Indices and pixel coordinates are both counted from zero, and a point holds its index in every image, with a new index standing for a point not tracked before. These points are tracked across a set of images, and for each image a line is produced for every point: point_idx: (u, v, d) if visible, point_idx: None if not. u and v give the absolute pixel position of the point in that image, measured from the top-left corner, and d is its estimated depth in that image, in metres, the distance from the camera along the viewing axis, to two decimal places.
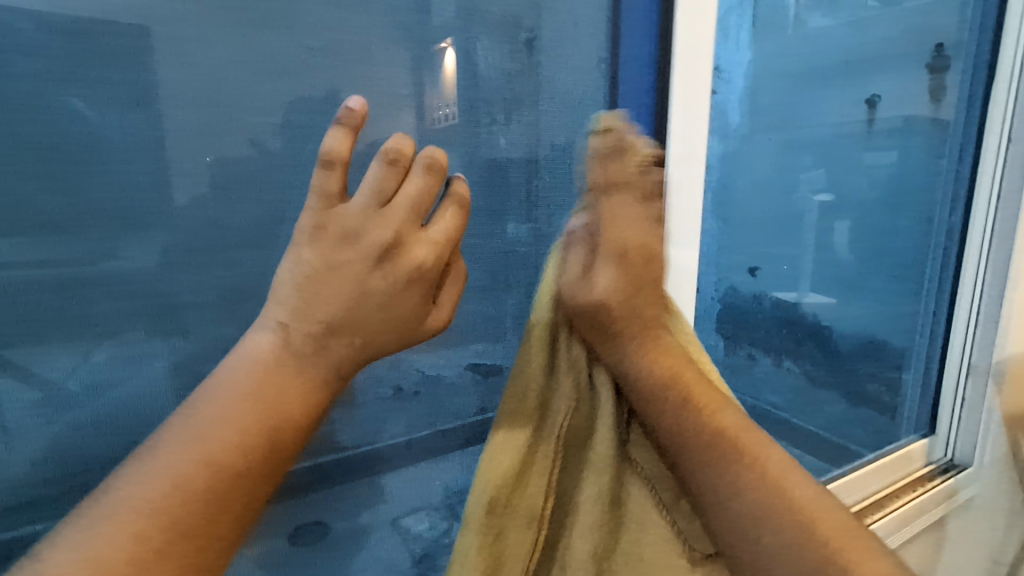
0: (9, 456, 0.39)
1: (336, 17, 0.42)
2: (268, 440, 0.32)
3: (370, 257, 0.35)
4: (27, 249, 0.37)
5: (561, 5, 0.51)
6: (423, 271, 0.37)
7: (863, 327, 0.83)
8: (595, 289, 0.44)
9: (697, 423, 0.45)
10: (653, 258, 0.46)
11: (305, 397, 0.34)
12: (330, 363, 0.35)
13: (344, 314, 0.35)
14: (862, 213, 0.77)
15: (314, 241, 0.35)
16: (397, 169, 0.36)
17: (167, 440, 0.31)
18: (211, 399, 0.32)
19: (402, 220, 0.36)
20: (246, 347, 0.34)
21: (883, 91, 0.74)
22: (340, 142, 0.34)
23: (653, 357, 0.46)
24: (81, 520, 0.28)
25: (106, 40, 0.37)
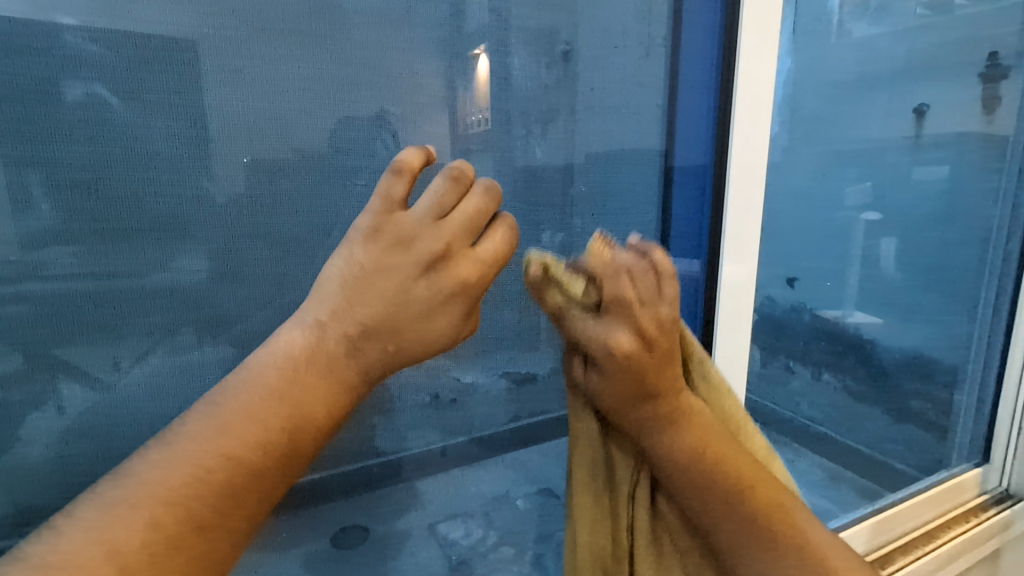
0: (73, 453, 0.42)
1: (378, 37, 0.44)
2: (287, 439, 0.32)
3: (420, 266, 0.35)
4: (87, 258, 0.39)
5: (597, 17, 0.51)
6: (466, 285, 0.36)
7: (908, 342, 0.80)
8: (595, 383, 0.42)
9: (727, 506, 0.42)
10: (655, 343, 0.40)
11: (329, 398, 0.34)
12: (359, 366, 0.35)
13: (386, 321, 0.35)
14: (908, 225, 0.75)
15: (369, 241, 0.36)
16: (458, 185, 0.38)
17: (190, 427, 0.31)
18: (237, 391, 0.32)
19: (456, 233, 0.36)
20: (278, 342, 0.34)
21: (931, 100, 0.71)
22: (414, 155, 0.37)
23: (676, 438, 0.42)
24: (98, 499, 0.28)
25: (161, 63, 0.39)
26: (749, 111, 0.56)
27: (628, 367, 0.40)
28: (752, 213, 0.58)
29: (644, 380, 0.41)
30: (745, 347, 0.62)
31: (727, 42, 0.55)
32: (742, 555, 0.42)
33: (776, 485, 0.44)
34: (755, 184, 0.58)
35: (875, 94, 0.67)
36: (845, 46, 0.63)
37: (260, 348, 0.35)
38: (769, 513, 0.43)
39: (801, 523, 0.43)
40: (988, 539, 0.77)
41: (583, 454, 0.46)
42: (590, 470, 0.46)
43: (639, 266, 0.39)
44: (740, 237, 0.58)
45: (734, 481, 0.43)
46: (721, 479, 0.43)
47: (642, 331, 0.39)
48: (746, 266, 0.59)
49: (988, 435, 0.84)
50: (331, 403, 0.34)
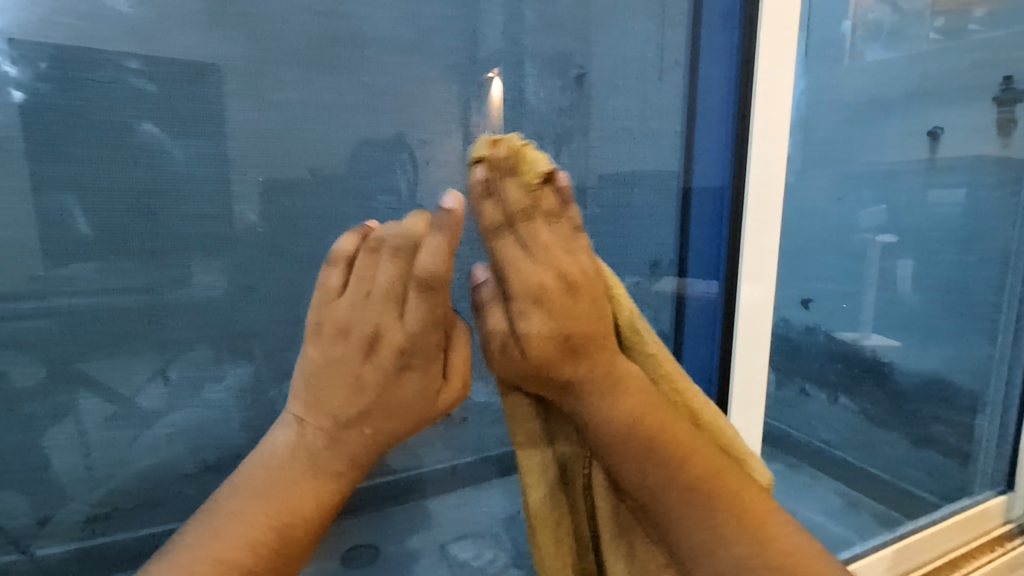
0: (89, 468, 0.42)
1: (397, 62, 0.45)
2: (277, 537, 0.35)
3: (360, 350, 0.37)
4: (111, 275, 0.40)
5: (610, 42, 0.52)
6: (411, 353, 0.38)
7: (928, 366, 0.78)
8: (524, 330, 0.37)
9: (665, 467, 0.38)
10: (579, 287, 0.38)
11: (316, 492, 0.36)
12: (343, 454, 0.37)
13: (348, 406, 0.37)
14: (925, 248, 0.74)
15: (314, 339, 0.38)
16: (378, 256, 0.38)
17: (191, 534, 0.35)
18: (231, 495, 0.36)
19: (381, 309, 0.37)
20: (269, 443, 0.38)
21: (946, 123, 0.71)
22: (347, 241, 0.39)
23: (614, 397, 0.39)
24: None
25: (188, 88, 0.40)
26: (765, 135, 0.56)
27: (553, 309, 0.37)
28: (769, 234, 0.59)
29: (574, 330, 0.38)
30: (764, 369, 0.62)
31: (743, 67, 0.56)
32: (675, 520, 0.38)
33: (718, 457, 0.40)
34: (772, 207, 0.58)
35: (889, 116, 0.67)
36: (857, 70, 0.64)
37: (257, 448, 0.39)
38: (710, 477, 0.39)
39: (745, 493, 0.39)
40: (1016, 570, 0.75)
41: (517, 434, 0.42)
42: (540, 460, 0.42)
43: (561, 206, 0.39)
44: (758, 260, 0.58)
45: (675, 443, 0.39)
46: (661, 438, 0.39)
47: (565, 274, 0.38)
48: (763, 288, 0.60)
49: (1012, 462, 0.82)
50: (320, 497, 0.37)
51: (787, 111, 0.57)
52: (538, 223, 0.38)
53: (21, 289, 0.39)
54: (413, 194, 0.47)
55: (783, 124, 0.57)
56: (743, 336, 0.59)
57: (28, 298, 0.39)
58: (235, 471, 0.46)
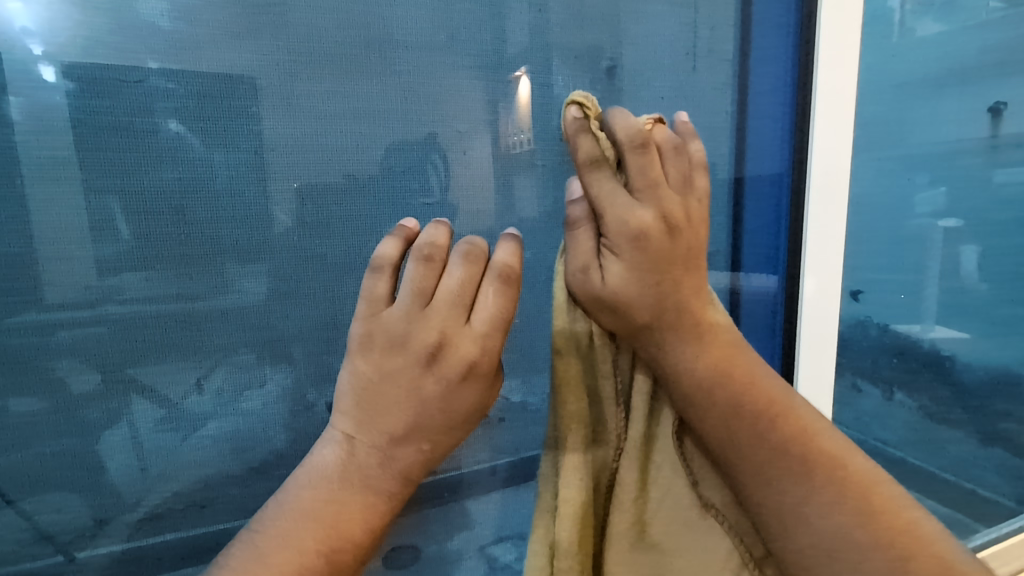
0: (142, 469, 0.44)
1: (426, 64, 0.45)
2: (324, 561, 0.36)
3: (421, 363, 0.38)
4: (161, 282, 0.42)
5: (641, 31, 0.50)
6: (474, 366, 0.39)
7: (994, 359, 0.74)
8: (618, 272, 0.41)
9: (759, 434, 0.42)
10: (677, 229, 0.41)
11: (365, 515, 0.37)
12: (393, 471, 0.38)
13: (407, 423, 0.38)
14: (989, 233, 0.70)
15: (366, 350, 0.39)
16: (433, 265, 0.39)
17: (238, 558, 0.36)
18: (278, 518, 0.37)
19: (445, 318, 0.38)
20: (314, 462, 0.38)
21: (1010, 98, 0.67)
22: (391, 248, 0.39)
23: (698, 354, 0.42)
24: None
25: (225, 99, 0.41)
26: (828, 120, 0.54)
27: (649, 247, 0.40)
28: (835, 223, 0.57)
29: (666, 276, 0.41)
30: (831, 365, 0.60)
31: (803, 52, 0.53)
32: (768, 485, 0.41)
33: (810, 414, 0.43)
34: (836, 195, 0.56)
35: (944, 95, 0.63)
36: (908, 46, 0.60)
37: (302, 463, 0.39)
38: (802, 442, 0.42)
39: (845, 458, 0.42)
40: None
41: (573, 402, 0.43)
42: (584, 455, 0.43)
43: (675, 153, 0.43)
44: (820, 251, 0.56)
45: (765, 406, 0.42)
46: (749, 397, 0.42)
47: (666, 215, 0.41)
48: (829, 281, 0.58)
49: None
50: (368, 518, 0.38)
51: (847, 95, 0.55)
52: (657, 156, 0.42)
53: (77, 299, 0.40)
54: (444, 195, 0.47)
55: (845, 108, 0.55)
56: (806, 330, 0.57)
57: (82, 307, 0.41)
58: (280, 473, 0.46)
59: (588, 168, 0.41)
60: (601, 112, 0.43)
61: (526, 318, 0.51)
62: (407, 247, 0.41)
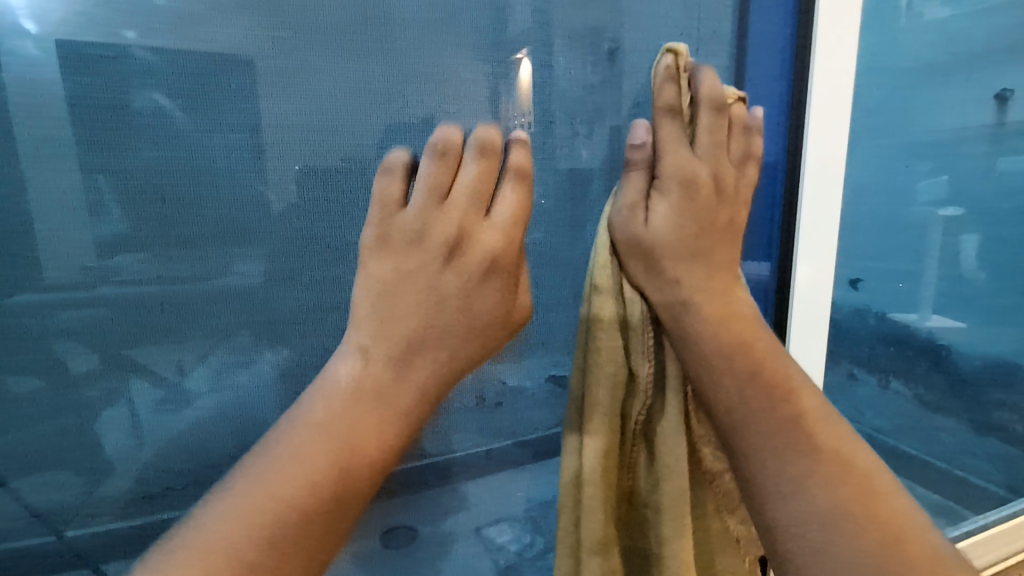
0: (139, 448, 0.44)
1: (424, 45, 0.44)
2: (339, 478, 0.34)
3: (442, 253, 0.38)
4: (156, 264, 0.41)
5: (644, 13, 0.49)
6: (495, 258, 0.39)
7: (991, 348, 0.74)
8: (664, 212, 0.42)
9: (793, 441, 0.40)
10: (726, 192, 0.43)
11: (381, 439, 0.36)
12: (411, 389, 0.37)
13: (423, 327, 0.37)
14: (991, 222, 0.69)
15: (380, 235, 0.38)
16: (447, 163, 0.39)
17: (240, 481, 0.33)
18: (289, 434, 0.34)
19: (463, 208, 0.38)
20: (328, 379, 0.36)
21: (1017, 85, 0.66)
22: (403, 150, 0.39)
23: (731, 350, 0.42)
24: (171, 551, 0.31)
25: (221, 77, 0.41)
26: (824, 106, 0.53)
27: (696, 199, 0.42)
28: (830, 211, 0.56)
29: (704, 228, 0.42)
30: (822, 353, 0.60)
31: (800, 37, 0.52)
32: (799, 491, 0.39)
33: (829, 408, 0.42)
34: (833, 182, 0.55)
35: (950, 81, 0.62)
36: (914, 31, 0.59)
37: (311, 384, 0.37)
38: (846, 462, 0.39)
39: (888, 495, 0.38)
40: None
41: (604, 371, 0.43)
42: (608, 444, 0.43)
43: (744, 129, 0.44)
44: (815, 238, 0.56)
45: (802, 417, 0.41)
46: (787, 410, 0.41)
47: (720, 176, 0.42)
48: (824, 269, 0.57)
49: None
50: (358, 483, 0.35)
51: (846, 79, 0.53)
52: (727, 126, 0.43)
53: (73, 280, 0.40)
54: None
55: (843, 93, 0.54)
56: (798, 320, 0.57)
57: (78, 287, 0.41)
58: None
59: (661, 113, 0.42)
60: (690, 62, 0.43)
61: None
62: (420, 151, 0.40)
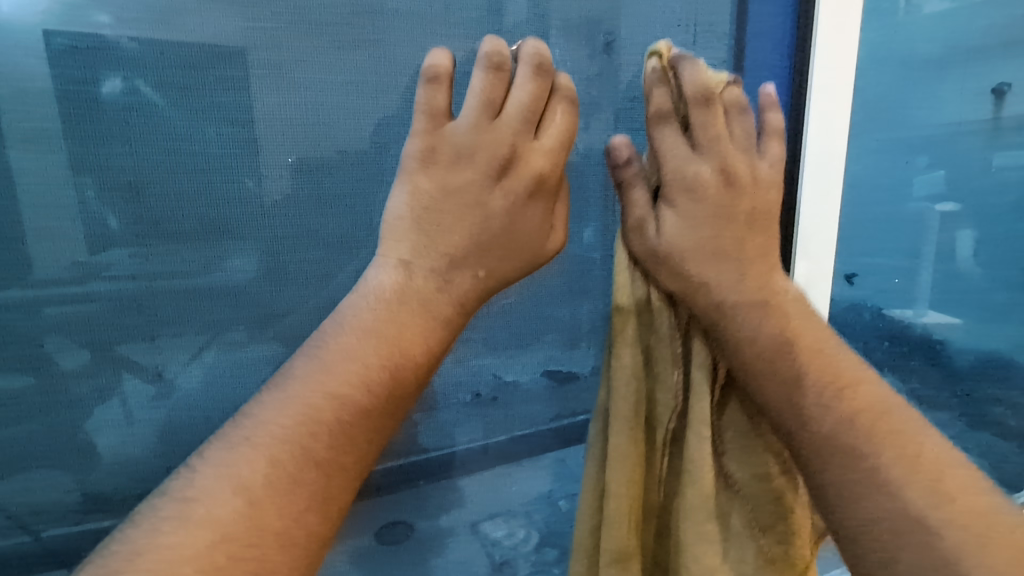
0: (131, 446, 0.43)
1: (420, 36, 0.44)
2: (389, 376, 0.34)
3: (492, 172, 0.37)
4: (148, 259, 0.41)
5: (642, 5, 0.49)
6: (542, 181, 0.39)
7: (983, 343, 0.74)
8: (672, 220, 0.42)
9: (820, 408, 0.41)
10: (737, 181, 0.42)
11: (427, 338, 0.36)
12: (451, 297, 0.38)
13: (470, 244, 0.38)
14: (986, 217, 0.69)
15: (427, 165, 0.37)
16: (501, 75, 0.37)
17: (294, 383, 0.33)
18: (338, 334, 0.35)
19: (516, 129, 0.37)
20: (369, 284, 0.37)
21: (1013, 80, 0.66)
22: (444, 59, 0.37)
23: (757, 321, 0.42)
24: (225, 441, 0.31)
25: (213, 68, 0.40)
26: (823, 100, 0.53)
27: (705, 199, 0.41)
28: (828, 206, 0.55)
29: (723, 228, 0.42)
30: None
31: (799, 31, 0.52)
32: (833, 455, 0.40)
33: (856, 365, 0.43)
34: (831, 177, 0.55)
35: (946, 75, 0.63)
36: (913, 24, 0.59)
37: (353, 289, 0.37)
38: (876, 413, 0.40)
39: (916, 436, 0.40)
40: None
41: (626, 350, 0.43)
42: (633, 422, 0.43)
43: (741, 113, 0.43)
44: (812, 233, 0.55)
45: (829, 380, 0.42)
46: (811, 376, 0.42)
47: (727, 169, 0.41)
48: (818, 264, 0.57)
49: None
50: (372, 438, 0.34)
51: (846, 73, 0.53)
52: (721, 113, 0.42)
53: (63, 276, 0.40)
54: None
55: (843, 88, 0.53)
56: None
57: (68, 284, 0.40)
58: None
59: (657, 121, 0.42)
60: (675, 57, 0.42)
61: (521, 299, 0.50)
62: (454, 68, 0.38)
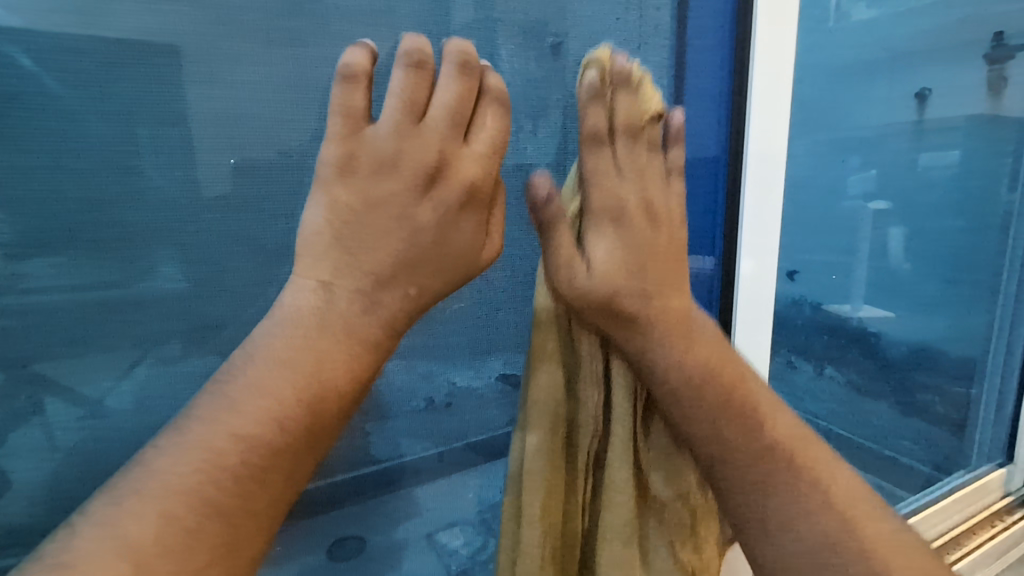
0: (56, 474, 0.40)
1: (360, 34, 0.42)
2: (306, 410, 0.33)
3: (420, 182, 0.36)
4: (69, 271, 0.38)
5: (588, 7, 0.49)
6: (475, 191, 0.38)
7: (913, 334, 0.79)
8: (602, 256, 0.41)
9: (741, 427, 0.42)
10: (658, 216, 0.43)
11: (349, 366, 0.35)
12: (378, 319, 0.36)
13: (397, 260, 0.36)
14: (912, 215, 0.74)
15: (347, 175, 0.35)
16: (423, 74, 0.36)
17: (193, 428, 0.31)
18: (246, 369, 0.33)
19: (443, 136, 0.36)
20: (282, 310, 0.35)
21: (932, 85, 0.70)
22: (360, 57, 0.35)
23: (687, 350, 0.43)
24: (114, 491, 0.29)
25: (140, 63, 0.37)
26: (765, 99, 0.54)
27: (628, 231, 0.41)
28: (767, 202, 0.57)
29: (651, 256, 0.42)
30: (765, 343, 0.61)
31: (739, 38, 0.53)
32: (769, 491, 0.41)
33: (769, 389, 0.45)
34: (773, 175, 0.57)
35: (873, 81, 0.66)
36: (843, 33, 0.62)
37: (265, 318, 0.35)
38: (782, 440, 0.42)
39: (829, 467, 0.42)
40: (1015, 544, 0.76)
41: (545, 371, 0.43)
42: (549, 438, 0.43)
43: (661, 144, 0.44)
44: (755, 230, 0.57)
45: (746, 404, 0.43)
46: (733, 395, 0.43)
47: (649, 203, 0.42)
48: (764, 261, 0.59)
49: (1009, 437, 0.83)
50: (286, 478, 0.33)
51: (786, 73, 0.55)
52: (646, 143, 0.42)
53: None
54: None
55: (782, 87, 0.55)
56: (740, 311, 0.58)
57: None
58: None
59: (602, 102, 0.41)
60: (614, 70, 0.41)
61: (473, 303, 0.49)
62: (374, 63, 0.36)
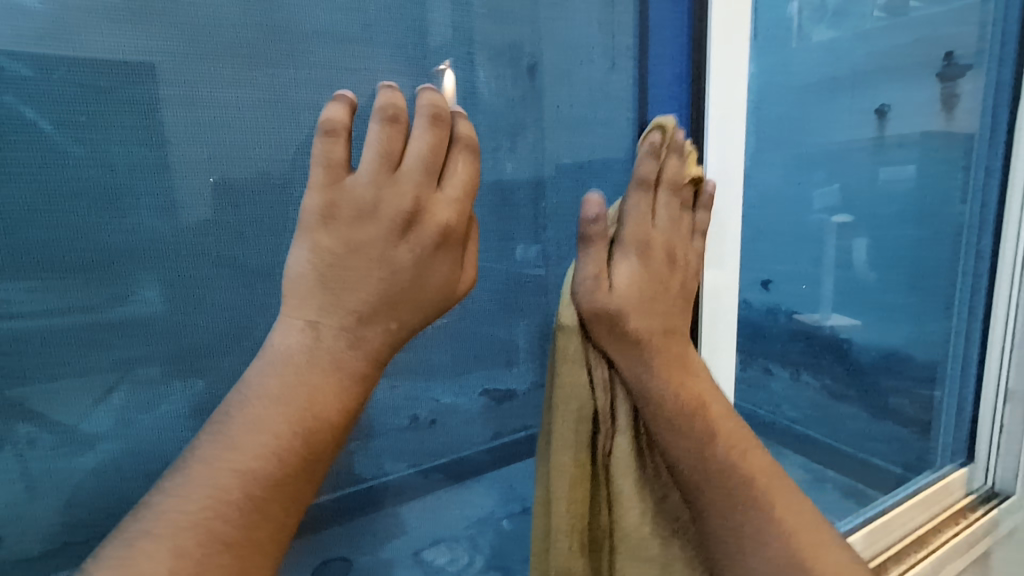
0: (27, 501, 0.39)
1: (337, 56, 0.43)
2: (302, 441, 0.33)
3: (396, 228, 0.37)
4: (44, 295, 0.37)
5: (561, 29, 0.50)
6: (450, 232, 0.38)
7: (884, 340, 0.81)
8: (625, 271, 0.44)
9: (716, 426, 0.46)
10: (676, 260, 0.47)
11: (340, 398, 0.35)
12: (365, 353, 0.36)
13: (377, 300, 0.36)
14: (877, 226, 0.77)
15: (328, 224, 0.36)
16: (398, 127, 0.37)
17: (193, 470, 0.31)
18: (242, 405, 0.33)
19: (418, 183, 0.37)
20: (272, 349, 0.35)
21: (892, 101, 0.74)
22: (340, 113, 0.36)
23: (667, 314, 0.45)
24: (122, 535, 0.29)
25: (117, 85, 0.37)
26: (725, 114, 0.56)
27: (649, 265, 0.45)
28: (729, 217, 0.58)
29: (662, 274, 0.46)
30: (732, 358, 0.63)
31: (695, 54, 0.55)
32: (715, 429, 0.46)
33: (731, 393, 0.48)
34: (731, 190, 0.58)
35: (836, 97, 0.69)
36: (806, 52, 0.65)
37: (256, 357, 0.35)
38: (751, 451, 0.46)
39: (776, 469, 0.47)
40: (978, 540, 0.78)
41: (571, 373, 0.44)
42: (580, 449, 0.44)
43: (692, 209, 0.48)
44: (718, 245, 0.58)
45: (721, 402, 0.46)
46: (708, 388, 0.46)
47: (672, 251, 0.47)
48: (727, 274, 0.60)
49: (970, 437, 0.86)
50: (288, 510, 0.33)
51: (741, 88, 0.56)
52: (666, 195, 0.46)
53: None
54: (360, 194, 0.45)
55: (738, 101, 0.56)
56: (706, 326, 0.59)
57: None
58: None
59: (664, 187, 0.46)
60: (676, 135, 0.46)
61: (455, 318, 0.50)
62: (354, 117, 0.37)
